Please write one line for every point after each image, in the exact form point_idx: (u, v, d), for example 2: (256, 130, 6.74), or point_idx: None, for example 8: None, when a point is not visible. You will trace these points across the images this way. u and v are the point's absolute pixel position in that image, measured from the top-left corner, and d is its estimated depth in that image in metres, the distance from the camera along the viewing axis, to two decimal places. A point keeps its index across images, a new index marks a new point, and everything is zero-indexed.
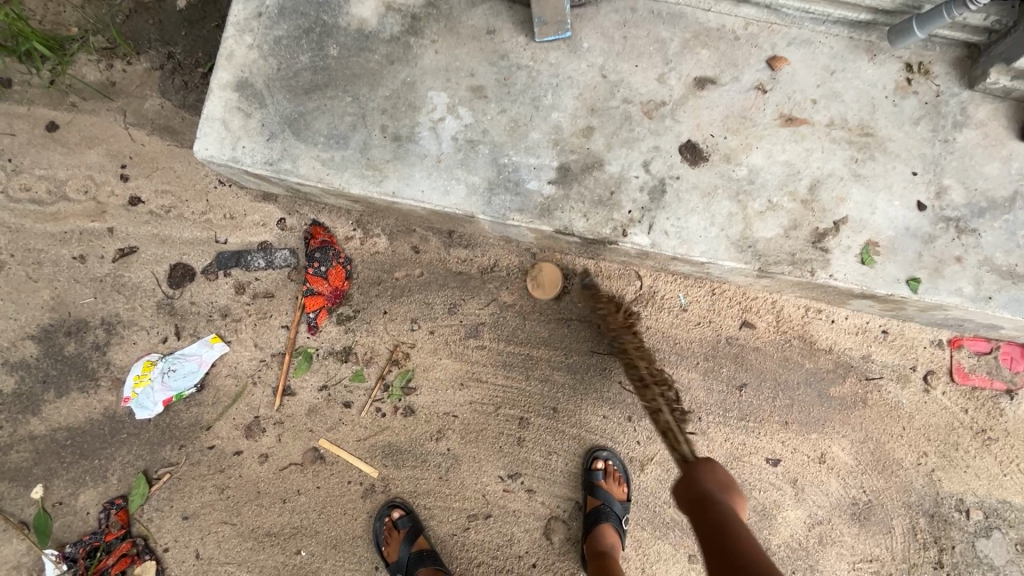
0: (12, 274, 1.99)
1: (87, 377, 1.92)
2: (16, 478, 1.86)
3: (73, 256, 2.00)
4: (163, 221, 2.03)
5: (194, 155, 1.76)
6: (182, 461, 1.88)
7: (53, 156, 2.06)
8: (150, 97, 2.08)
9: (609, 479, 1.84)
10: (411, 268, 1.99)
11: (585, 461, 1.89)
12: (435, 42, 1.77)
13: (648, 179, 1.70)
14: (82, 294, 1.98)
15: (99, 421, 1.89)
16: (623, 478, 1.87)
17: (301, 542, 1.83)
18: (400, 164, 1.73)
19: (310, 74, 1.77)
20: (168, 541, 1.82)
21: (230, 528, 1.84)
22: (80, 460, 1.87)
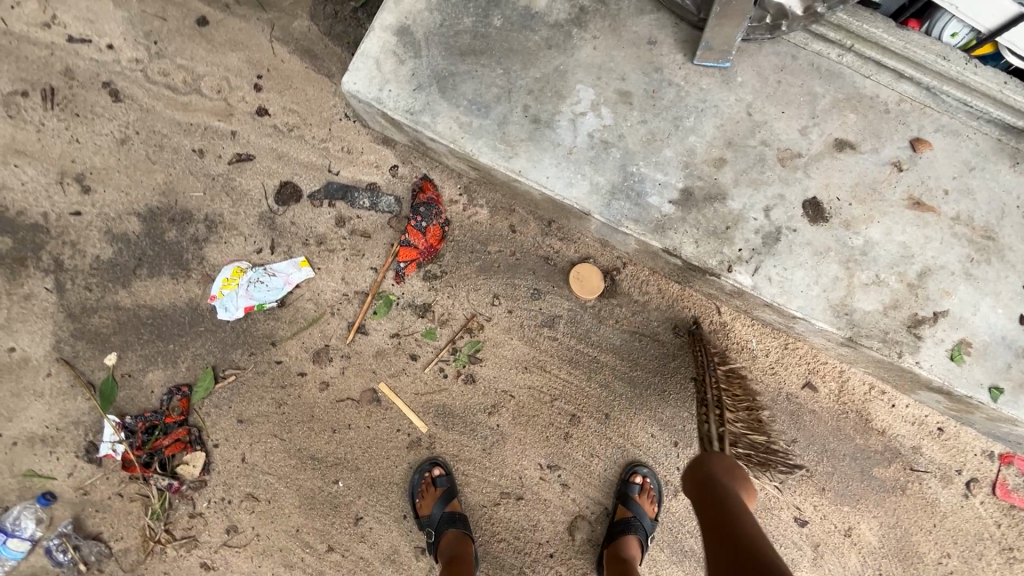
0: (134, 150, 2.06)
1: (180, 266, 2.00)
2: (94, 341, 1.95)
3: (193, 149, 2.07)
4: (283, 138, 2.09)
5: (341, 85, 1.82)
6: (248, 367, 1.95)
7: (196, 49, 2.12)
8: (300, 18, 2.14)
9: (643, 494, 1.90)
10: (506, 245, 2.04)
11: (623, 473, 1.94)
12: (595, 38, 1.80)
13: (765, 223, 1.73)
14: (193, 187, 2.05)
15: (182, 310, 1.97)
16: (656, 498, 1.92)
17: (341, 473, 1.90)
18: (533, 145, 1.77)
19: (469, 37, 1.81)
20: (219, 438, 1.89)
21: (278, 442, 1.90)
22: (156, 341, 1.95)
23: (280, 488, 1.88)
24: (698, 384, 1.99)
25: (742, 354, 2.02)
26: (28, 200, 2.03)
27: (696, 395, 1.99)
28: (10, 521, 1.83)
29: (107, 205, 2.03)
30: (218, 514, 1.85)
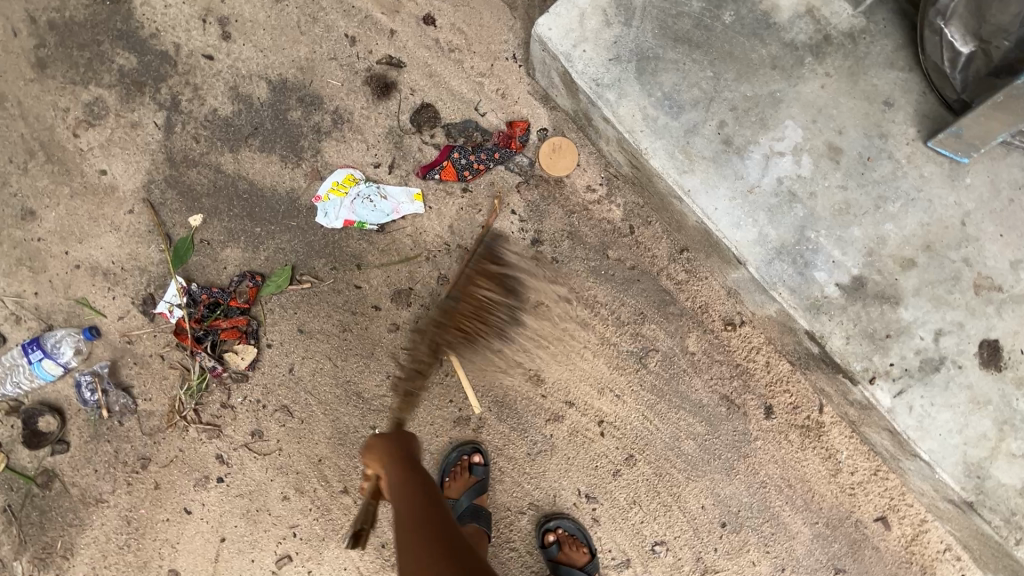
0: (287, 13, 1.89)
1: (293, 151, 1.86)
2: (185, 196, 1.84)
3: (345, 34, 1.89)
4: (440, 56, 1.89)
5: (534, 27, 1.61)
6: (326, 280, 1.82)
7: None
8: None
9: (567, 548, 1.78)
10: (628, 257, 1.85)
11: (539, 533, 1.81)
12: (827, 76, 1.55)
13: (930, 348, 1.52)
14: (332, 73, 1.88)
15: (280, 197, 1.84)
16: (584, 543, 1.80)
17: (380, 423, 1.79)
18: (714, 169, 1.56)
19: (690, 24, 1.57)
20: (274, 340, 1.79)
21: (329, 368, 1.80)
22: (245, 219, 1.83)
23: (316, 413, 1.78)
24: (769, 474, 1.83)
25: (827, 462, 1.83)
26: (164, 26, 1.88)
27: (763, 484, 1.83)
28: (51, 342, 1.77)
29: (239, 61, 1.88)
30: (249, 415, 1.77)
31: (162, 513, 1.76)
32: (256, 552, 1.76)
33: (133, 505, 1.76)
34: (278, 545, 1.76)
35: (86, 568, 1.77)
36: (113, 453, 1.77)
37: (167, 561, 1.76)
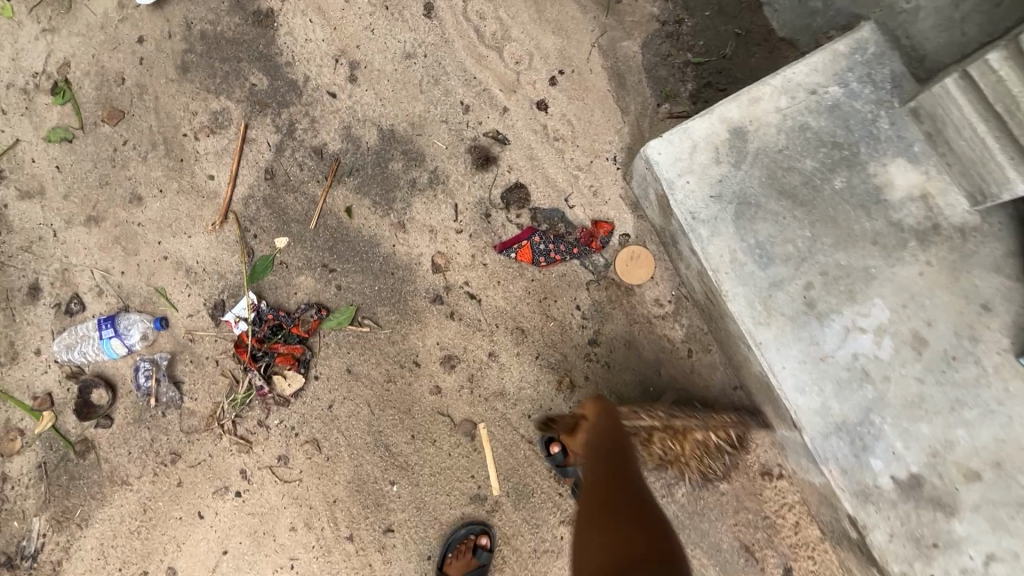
0: (413, 70, 2.00)
1: (385, 199, 1.94)
2: (277, 217, 1.94)
3: (461, 101, 1.98)
4: (544, 142, 1.95)
5: (644, 147, 1.65)
6: (383, 328, 1.88)
7: (521, 10, 1.99)
8: (632, 41, 1.97)
9: None
10: (679, 378, 1.85)
11: None
12: (928, 264, 1.51)
13: (978, 571, 1.44)
14: (439, 135, 1.96)
15: (362, 239, 1.92)
16: None
17: (399, 480, 1.82)
18: (790, 328, 1.54)
19: (799, 180, 1.57)
20: (322, 373, 1.85)
21: (365, 413, 1.84)
22: (325, 252, 1.91)
23: (342, 454, 1.82)
24: None
25: None
26: (300, 57, 2.01)
27: None
28: (124, 323, 1.88)
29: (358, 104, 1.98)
30: (281, 439, 1.83)
31: (176, 510, 1.83)
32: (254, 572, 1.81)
33: (154, 494, 1.83)
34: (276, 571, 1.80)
35: (97, 540, 1.84)
36: (149, 440, 1.85)
37: (170, 557, 1.82)
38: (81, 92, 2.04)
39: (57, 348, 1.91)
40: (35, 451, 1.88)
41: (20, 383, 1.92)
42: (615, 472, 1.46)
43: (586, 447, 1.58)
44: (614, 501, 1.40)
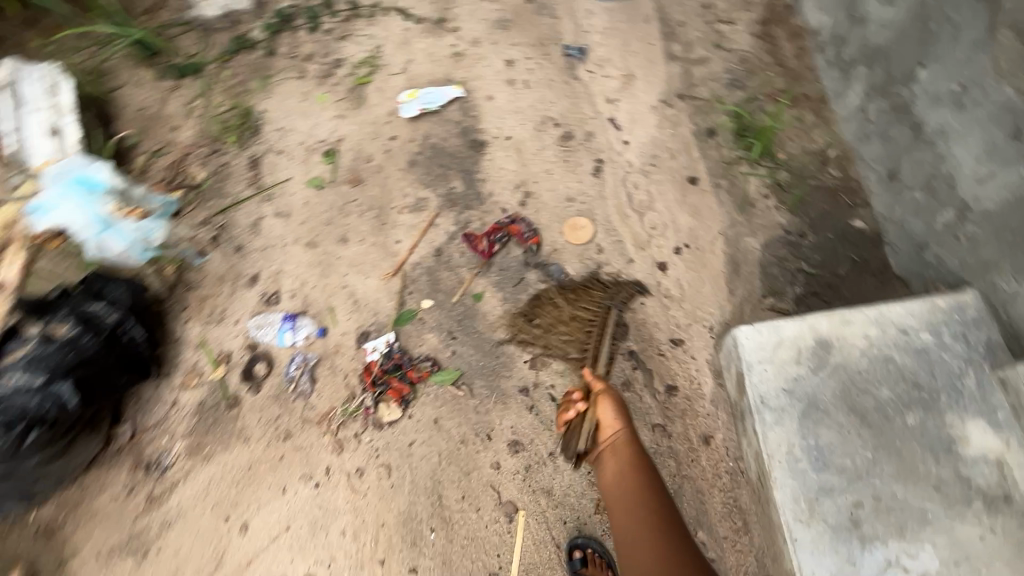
0: (569, 210, 2.53)
1: (514, 298, 2.41)
2: (430, 284, 2.50)
3: (598, 243, 2.45)
4: (655, 295, 2.33)
5: (735, 328, 1.91)
6: (474, 397, 2.26)
7: (670, 192, 2.49)
8: (755, 240, 2.35)
9: None
10: (712, 546, 1.98)
11: None
12: (990, 529, 1.55)
13: None
14: (573, 263, 2.44)
15: (485, 322, 2.38)
16: None
17: (438, 528, 2.09)
18: (830, 538, 1.61)
19: (871, 404, 1.72)
20: (415, 415, 2.26)
21: (435, 461, 2.18)
22: (454, 322, 2.40)
23: (403, 487, 2.16)
24: None
25: None
26: (492, 177, 2.67)
27: None
28: (300, 322, 2.51)
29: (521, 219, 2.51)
30: (363, 455, 2.22)
31: (270, 477, 2.28)
32: (299, 556, 2.15)
33: (262, 457, 2.32)
34: (314, 563, 2.13)
35: (209, 476, 2.34)
36: (278, 415, 2.37)
37: (248, 513, 2.24)
38: (341, 160, 2.89)
39: (251, 319, 2.60)
40: (202, 390, 2.49)
41: (215, 339, 2.59)
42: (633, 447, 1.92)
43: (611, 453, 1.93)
44: (631, 488, 1.82)
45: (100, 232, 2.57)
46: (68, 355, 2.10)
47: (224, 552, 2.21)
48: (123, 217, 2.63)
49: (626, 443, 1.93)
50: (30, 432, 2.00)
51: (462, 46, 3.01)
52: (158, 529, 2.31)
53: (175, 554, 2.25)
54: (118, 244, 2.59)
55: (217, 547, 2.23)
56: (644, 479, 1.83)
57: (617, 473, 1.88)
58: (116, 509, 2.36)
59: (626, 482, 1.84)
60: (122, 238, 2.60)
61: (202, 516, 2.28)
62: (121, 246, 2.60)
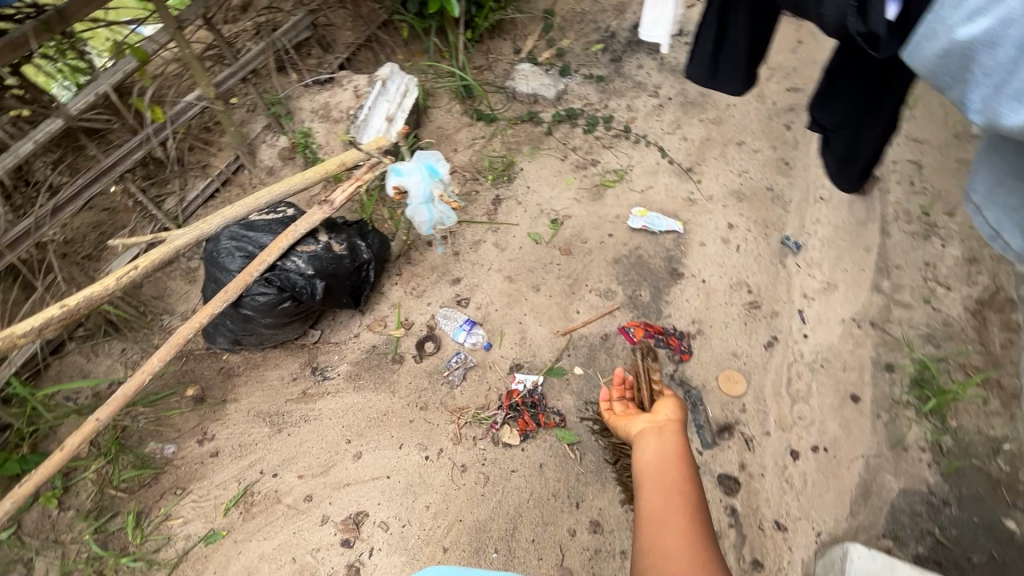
0: (731, 363, 2.81)
1: None
2: (587, 358, 2.89)
3: (745, 403, 2.67)
4: (777, 475, 2.48)
5: (850, 544, 2.01)
6: (580, 465, 2.52)
7: (830, 396, 2.67)
8: (895, 481, 2.43)
9: None
10: None
11: None
12: None
13: None
14: (715, 407, 2.67)
15: None
16: None
17: (500, 551, 2.34)
18: None
19: None
20: (527, 450, 2.57)
21: (525, 496, 2.45)
22: (592, 397, 2.73)
23: (490, 502, 2.44)
24: None
25: None
26: (676, 303, 3.06)
27: None
28: (474, 329, 3.01)
29: (687, 351, 2.85)
30: (472, 456, 2.56)
31: (394, 431, 2.69)
32: (383, 503, 2.49)
33: (396, 412, 2.75)
34: (392, 516, 2.45)
35: (351, 402, 2.81)
36: (423, 388, 2.82)
37: (364, 447, 2.66)
38: (562, 230, 3.47)
39: (441, 310, 3.12)
40: (379, 336, 3.03)
41: (407, 304, 3.15)
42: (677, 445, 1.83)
43: (653, 442, 1.88)
44: (666, 471, 1.69)
45: (421, 203, 2.49)
46: (332, 265, 2.78)
47: (333, 465, 2.62)
48: (443, 203, 2.57)
49: (673, 428, 1.96)
50: (285, 301, 2.71)
51: (697, 195, 3.55)
52: (295, 418, 2.78)
53: (298, 444, 2.70)
54: (421, 215, 2.55)
55: (329, 458, 2.65)
56: (681, 453, 1.79)
57: (657, 453, 1.80)
58: (276, 386, 2.89)
59: (668, 468, 1.70)
60: (429, 213, 2.55)
61: (331, 429, 2.74)
62: (421, 221, 2.57)
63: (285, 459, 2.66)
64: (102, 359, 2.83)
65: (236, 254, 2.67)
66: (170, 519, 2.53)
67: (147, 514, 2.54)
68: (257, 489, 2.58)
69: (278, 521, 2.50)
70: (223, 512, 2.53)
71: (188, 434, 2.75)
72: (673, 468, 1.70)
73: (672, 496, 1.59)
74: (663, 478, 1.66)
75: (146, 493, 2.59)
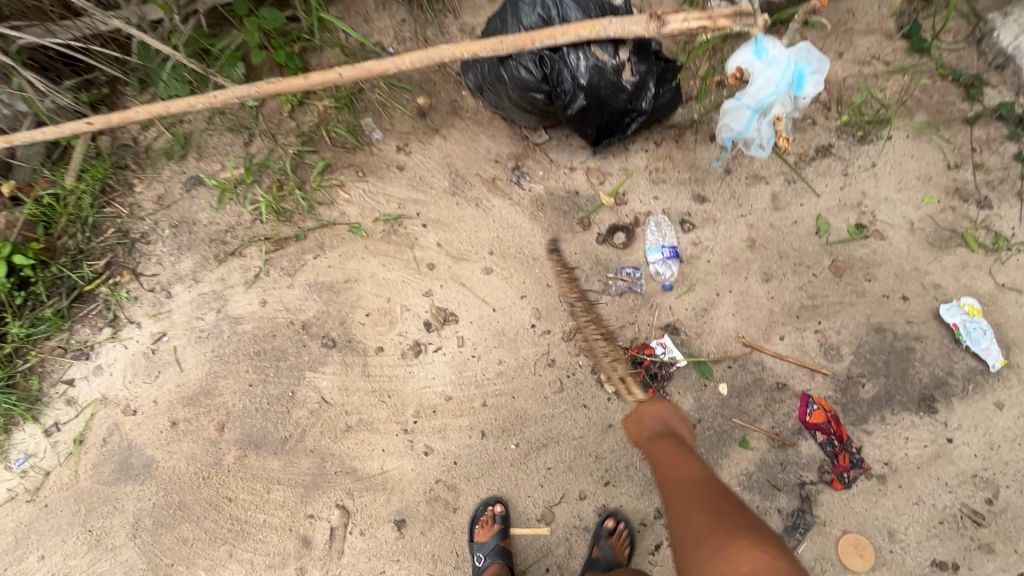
0: (877, 534, 2.17)
1: (753, 486, 2.25)
2: (744, 385, 2.38)
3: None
4: None
5: None
6: (640, 460, 2.29)
7: None
8: None
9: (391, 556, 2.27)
10: None
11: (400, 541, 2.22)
12: None
13: None
14: (812, 549, 2.17)
15: (716, 453, 2.30)
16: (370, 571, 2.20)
17: (518, 448, 2.32)
18: None
19: None
20: (610, 402, 2.35)
21: (573, 429, 2.33)
22: (705, 420, 2.34)
23: (544, 408, 2.36)
24: None
25: None
26: (890, 429, 2.29)
27: None
28: (670, 263, 2.59)
29: (843, 481, 2.22)
30: (566, 359, 2.41)
31: (528, 279, 2.59)
32: (472, 325, 2.51)
33: (543, 266, 2.61)
34: (469, 340, 2.48)
35: (519, 223, 2.71)
36: (580, 268, 2.59)
37: (497, 269, 2.61)
38: (858, 244, 2.58)
39: (658, 217, 2.68)
40: (586, 190, 2.76)
41: (631, 182, 2.75)
42: (681, 450, 1.65)
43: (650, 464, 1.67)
44: (691, 489, 1.53)
45: (748, 109, 2.33)
46: (606, 89, 2.35)
47: (464, 259, 2.64)
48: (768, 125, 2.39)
49: (676, 441, 1.69)
50: (539, 93, 2.40)
51: None
52: (471, 197, 2.79)
53: (457, 218, 2.74)
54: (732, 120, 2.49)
55: (468, 251, 2.66)
56: (699, 467, 1.61)
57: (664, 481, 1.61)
58: (479, 155, 2.88)
59: (692, 489, 1.53)
60: (747, 125, 2.41)
61: (486, 230, 2.70)
62: (738, 125, 2.42)
63: (440, 220, 2.74)
64: (383, 17, 2.85)
65: (534, 13, 2.31)
66: (341, 189, 2.80)
67: (331, 172, 2.83)
68: (405, 225, 2.73)
69: (400, 261, 2.66)
70: (374, 219, 2.75)
71: (395, 134, 2.93)
72: (711, 497, 1.48)
73: (723, 509, 1.44)
74: (696, 504, 1.48)
75: (342, 157, 2.87)
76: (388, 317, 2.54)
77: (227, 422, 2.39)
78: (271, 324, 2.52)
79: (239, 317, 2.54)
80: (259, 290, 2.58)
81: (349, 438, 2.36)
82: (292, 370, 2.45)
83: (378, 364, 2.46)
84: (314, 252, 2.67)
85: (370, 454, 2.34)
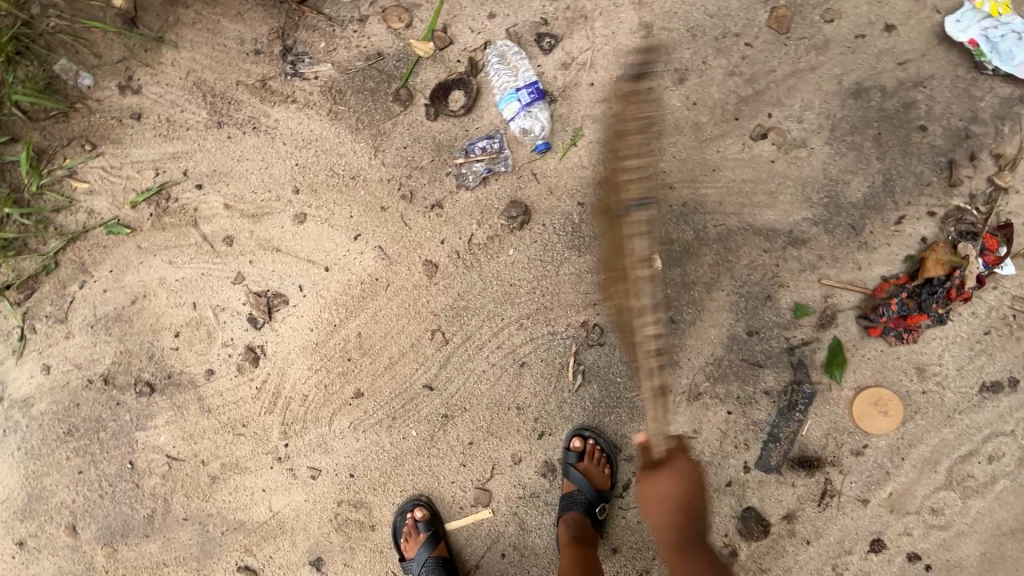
0: (903, 376, 1.61)
1: (728, 373, 1.66)
2: (684, 246, 1.68)
3: (868, 443, 1.62)
4: (839, 549, 1.63)
5: None
6: (573, 393, 1.71)
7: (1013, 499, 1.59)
8: None
9: None
10: None
11: None
12: None
13: None
14: (820, 423, 1.63)
15: (669, 350, 1.68)
16: None
17: (420, 433, 1.77)
18: None
19: None
20: (514, 335, 1.73)
21: (480, 385, 1.75)
22: None
23: (434, 371, 1.76)
24: None
25: None
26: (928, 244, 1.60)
27: None
28: (535, 108, 1.73)
29: (887, 332, 1.61)
30: (441, 301, 1.76)
31: (355, 209, 1.81)
32: (308, 299, 1.82)
33: (370, 183, 1.81)
34: (312, 322, 1.81)
35: (319, 133, 1.86)
36: (420, 166, 1.79)
37: (312, 212, 1.83)
38: None
39: (500, 45, 1.78)
40: (393, 45, 1.84)
41: (451, 9, 1.81)
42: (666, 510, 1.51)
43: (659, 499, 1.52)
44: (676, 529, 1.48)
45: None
46: None
47: (266, 214, 1.86)
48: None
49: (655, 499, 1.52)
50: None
51: None
52: (242, 120, 1.91)
53: (236, 159, 1.90)
54: None
55: (267, 202, 1.87)
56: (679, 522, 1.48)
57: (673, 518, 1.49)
58: (230, 52, 1.92)
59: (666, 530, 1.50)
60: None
61: (280, 161, 1.87)
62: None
63: (217, 171, 1.91)
64: None
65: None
66: (75, 179, 1.96)
67: (50, 160, 1.96)
68: (176, 196, 1.92)
69: (187, 250, 1.90)
70: (131, 203, 1.93)
71: (109, 67, 1.97)
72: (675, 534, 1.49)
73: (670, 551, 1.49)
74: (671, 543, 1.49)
75: (54, 131, 1.97)
76: (203, 328, 1.87)
77: (76, 522, 1.90)
78: (70, 391, 1.90)
79: (29, 398, 1.92)
80: (35, 354, 1.92)
81: (219, 490, 1.85)
82: (119, 437, 1.88)
83: (215, 393, 1.85)
84: (77, 279, 1.92)
85: (252, 500, 1.84)
